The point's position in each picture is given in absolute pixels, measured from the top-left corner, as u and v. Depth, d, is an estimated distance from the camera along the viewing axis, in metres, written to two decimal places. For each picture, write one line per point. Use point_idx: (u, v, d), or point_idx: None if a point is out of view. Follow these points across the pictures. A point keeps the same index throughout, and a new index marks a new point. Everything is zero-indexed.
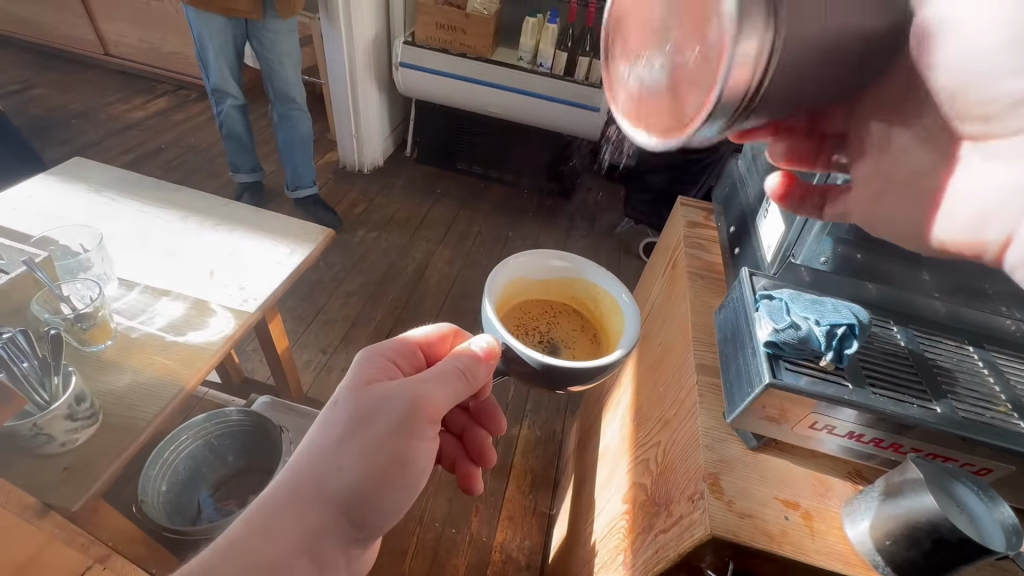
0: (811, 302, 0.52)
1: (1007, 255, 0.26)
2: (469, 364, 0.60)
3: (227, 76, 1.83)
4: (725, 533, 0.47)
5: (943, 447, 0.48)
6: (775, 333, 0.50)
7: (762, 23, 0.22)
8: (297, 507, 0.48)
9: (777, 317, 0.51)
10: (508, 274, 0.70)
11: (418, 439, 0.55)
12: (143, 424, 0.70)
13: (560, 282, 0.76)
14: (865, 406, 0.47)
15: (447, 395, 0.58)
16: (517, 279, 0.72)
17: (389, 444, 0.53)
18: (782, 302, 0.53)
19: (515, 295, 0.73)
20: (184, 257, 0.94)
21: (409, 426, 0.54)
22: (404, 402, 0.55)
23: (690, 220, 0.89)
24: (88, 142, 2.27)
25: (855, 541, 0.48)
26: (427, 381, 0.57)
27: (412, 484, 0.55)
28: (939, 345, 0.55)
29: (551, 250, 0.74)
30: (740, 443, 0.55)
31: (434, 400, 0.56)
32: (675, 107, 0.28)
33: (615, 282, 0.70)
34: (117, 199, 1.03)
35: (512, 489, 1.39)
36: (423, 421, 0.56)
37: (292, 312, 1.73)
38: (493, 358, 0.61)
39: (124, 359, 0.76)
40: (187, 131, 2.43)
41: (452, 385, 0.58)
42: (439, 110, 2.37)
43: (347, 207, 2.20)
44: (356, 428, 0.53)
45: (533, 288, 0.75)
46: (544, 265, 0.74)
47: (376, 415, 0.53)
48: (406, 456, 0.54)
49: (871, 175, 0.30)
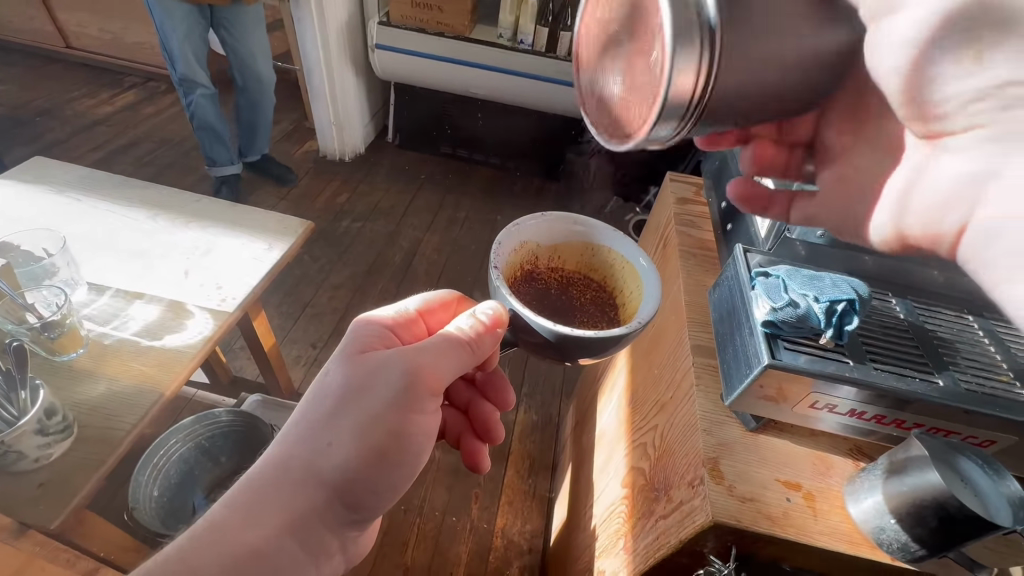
0: (810, 277, 0.49)
1: (961, 246, 0.32)
2: (472, 335, 0.56)
3: (193, 63, 1.76)
4: (725, 518, 0.46)
5: (944, 421, 0.47)
6: (773, 312, 0.47)
7: (696, 45, 0.29)
8: (284, 485, 0.47)
9: (774, 295, 0.48)
10: (517, 238, 0.62)
11: (416, 412, 0.52)
12: (122, 434, 0.66)
13: (570, 249, 0.68)
14: (866, 384, 0.46)
15: (449, 366, 0.54)
16: (528, 243, 0.64)
17: (384, 420, 0.50)
18: (779, 278, 0.50)
19: (526, 261, 0.65)
20: (159, 255, 0.90)
21: (406, 399, 0.52)
22: (399, 373, 0.52)
23: (680, 197, 0.86)
24: (55, 141, 2.18)
25: (858, 520, 0.47)
26: (427, 351, 0.54)
27: (411, 460, 0.53)
28: (939, 316, 0.54)
29: (567, 213, 0.67)
30: (739, 426, 0.54)
31: (434, 369, 0.53)
32: (634, 114, 0.36)
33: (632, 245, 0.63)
34: (80, 199, 0.98)
35: (510, 474, 1.39)
36: (421, 394, 0.52)
37: (278, 308, 1.70)
38: (499, 326, 0.56)
39: (98, 367, 0.73)
40: (159, 125, 2.35)
41: (455, 356, 0.55)
42: (419, 93, 2.32)
43: (330, 197, 2.15)
44: (349, 402, 0.50)
45: (543, 255, 0.67)
46: (565, 229, 0.66)
47: (368, 388, 0.51)
48: (405, 431, 0.51)
49: (833, 179, 0.42)
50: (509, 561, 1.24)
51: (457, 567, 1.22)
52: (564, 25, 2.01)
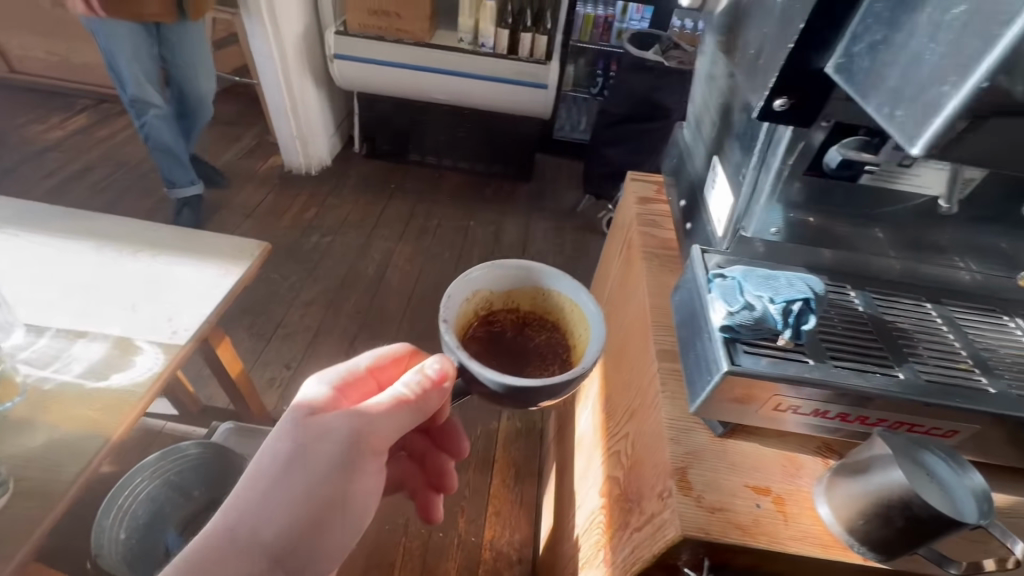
0: (764, 276, 0.47)
1: None
2: (414, 393, 0.52)
3: (144, 84, 1.70)
4: (694, 532, 0.45)
5: (908, 414, 0.46)
6: (730, 316, 0.45)
7: None
8: (224, 555, 0.44)
9: (730, 298, 0.46)
10: (465, 288, 0.56)
11: (357, 475, 0.50)
12: (65, 486, 0.62)
13: (522, 292, 0.62)
14: (827, 384, 0.45)
15: (398, 425, 0.52)
16: (482, 292, 0.59)
17: (323, 485, 0.48)
18: (734, 280, 0.47)
19: (478, 310, 0.59)
20: (104, 289, 0.85)
21: (347, 464, 0.49)
22: (346, 433, 0.49)
23: (641, 196, 0.85)
24: (3, 170, 2.08)
25: (828, 522, 0.46)
26: (375, 409, 0.51)
27: (353, 524, 0.51)
28: (897, 306, 0.53)
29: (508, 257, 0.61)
30: (706, 432, 0.52)
31: (376, 431, 0.50)
32: None
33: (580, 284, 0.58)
34: (17, 233, 0.92)
35: (496, 483, 1.37)
36: (360, 456, 0.50)
37: (248, 331, 1.65)
38: (447, 379, 0.51)
39: (38, 416, 0.68)
40: (113, 148, 2.26)
41: (397, 415, 0.52)
42: (383, 101, 2.29)
43: (298, 212, 2.10)
44: (294, 465, 0.48)
45: (497, 300, 0.61)
46: (508, 273, 0.60)
47: (307, 455, 0.48)
48: (345, 495, 0.49)
49: None
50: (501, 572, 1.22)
51: None
52: (525, 26, 2.03)
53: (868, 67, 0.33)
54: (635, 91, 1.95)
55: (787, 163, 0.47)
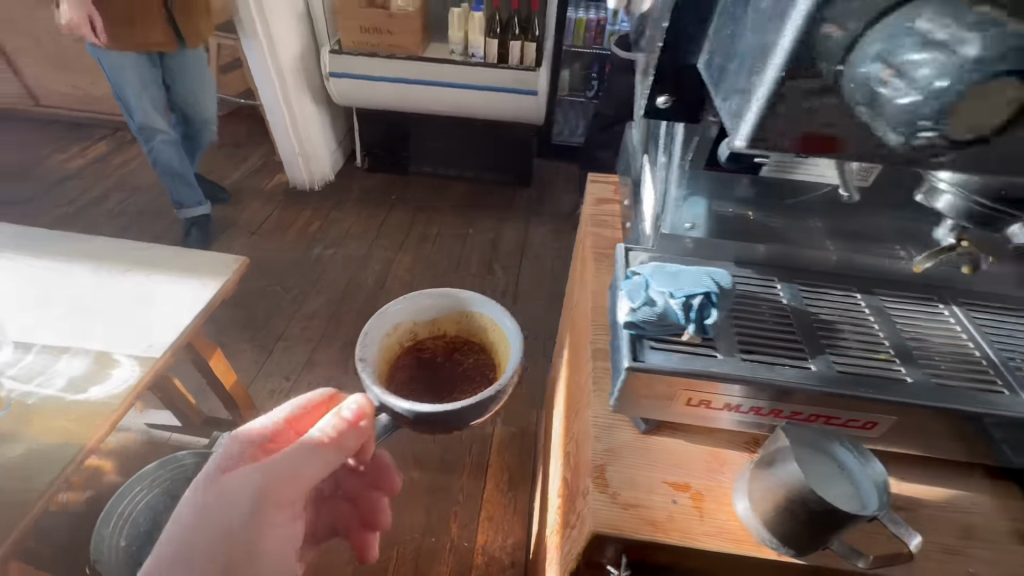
0: (670, 272, 0.47)
1: None
2: (333, 433, 0.53)
3: (151, 112, 1.79)
4: (606, 528, 0.45)
5: (824, 407, 0.46)
6: (632, 313, 0.45)
7: None
8: None
9: (634, 294, 0.46)
10: (388, 324, 0.69)
11: (271, 526, 0.47)
12: (39, 493, 0.67)
13: (443, 319, 0.75)
14: (735, 378, 0.44)
15: (315, 473, 0.51)
16: (403, 323, 0.71)
17: (233, 538, 0.46)
18: (642, 277, 0.47)
19: (405, 338, 0.73)
20: (89, 308, 0.90)
21: (259, 515, 0.47)
22: (256, 488, 0.47)
23: (598, 197, 0.86)
24: (28, 200, 2.20)
25: (743, 516, 0.46)
26: (289, 459, 0.49)
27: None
28: (825, 298, 0.53)
29: (424, 291, 0.73)
30: (631, 429, 0.52)
31: (291, 477, 0.49)
32: None
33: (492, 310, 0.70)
34: (12, 258, 0.97)
35: (489, 487, 1.37)
36: (275, 504, 0.48)
37: (252, 344, 1.70)
38: (364, 418, 0.56)
39: (19, 428, 0.73)
40: (129, 174, 2.37)
41: (315, 459, 0.51)
42: (379, 115, 2.34)
43: (301, 227, 2.16)
44: (201, 527, 0.46)
45: (422, 328, 0.74)
46: (424, 306, 0.72)
47: (216, 508, 0.46)
48: (256, 549, 0.46)
49: None
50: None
51: None
52: (513, 34, 2.08)
53: (721, 68, 0.36)
54: (624, 92, 1.96)
55: (686, 156, 0.53)
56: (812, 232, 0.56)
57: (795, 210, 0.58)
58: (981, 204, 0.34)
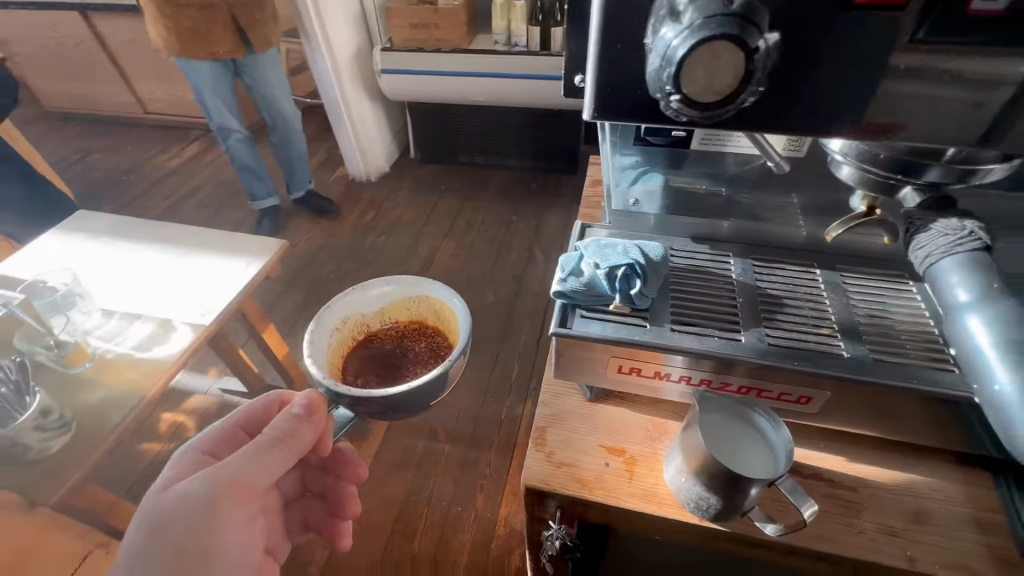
0: (605, 245, 0.50)
1: None
2: (282, 434, 0.52)
3: (225, 113, 2.00)
4: (536, 483, 0.48)
5: (755, 379, 0.46)
6: (562, 283, 0.48)
7: None
8: None
9: (567, 265, 0.49)
10: (341, 317, 0.81)
11: (227, 528, 0.47)
12: (109, 429, 0.82)
13: (392, 307, 0.88)
14: (661, 346, 0.46)
15: (269, 469, 0.51)
16: (353, 317, 0.84)
17: (186, 551, 0.45)
18: (578, 251, 0.51)
19: (357, 327, 0.86)
20: (157, 283, 1.05)
21: (213, 517, 0.47)
22: (208, 488, 0.47)
23: (595, 179, 0.87)
24: (135, 194, 2.52)
25: (670, 484, 0.47)
26: (242, 456, 0.50)
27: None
28: (778, 273, 0.52)
29: (374, 283, 0.85)
30: (579, 397, 0.55)
31: (242, 479, 0.49)
32: None
33: (439, 294, 0.84)
34: (103, 239, 1.14)
35: (515, 465, 1.34)
36: (227, 508, 0.47)
37: (310, 322, 1.87)
38: (316, 411, 0.56)
39: (100, 377, 0.89)
40: (215, 170, 2.66)
41: (268, 456, 0.51)
42: (429, 109, 2.44)
43: (357, 216, 2.32)
44: (157, 535, 0.45)
45: (372, 317, 0.87)
46: (374, 296, 0.86)
47: (166, 523, 0.45)
48: (213, 554, 0.46)
49: None
50: (513, 550, 1.20)
51: (460, 554, 1.20)
52: (555, 20, 2.06)
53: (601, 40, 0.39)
54: None
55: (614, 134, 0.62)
56: (784, 207, 0.56)
57: (765, 188, 0.57)
58: (874, 173, 0.38)
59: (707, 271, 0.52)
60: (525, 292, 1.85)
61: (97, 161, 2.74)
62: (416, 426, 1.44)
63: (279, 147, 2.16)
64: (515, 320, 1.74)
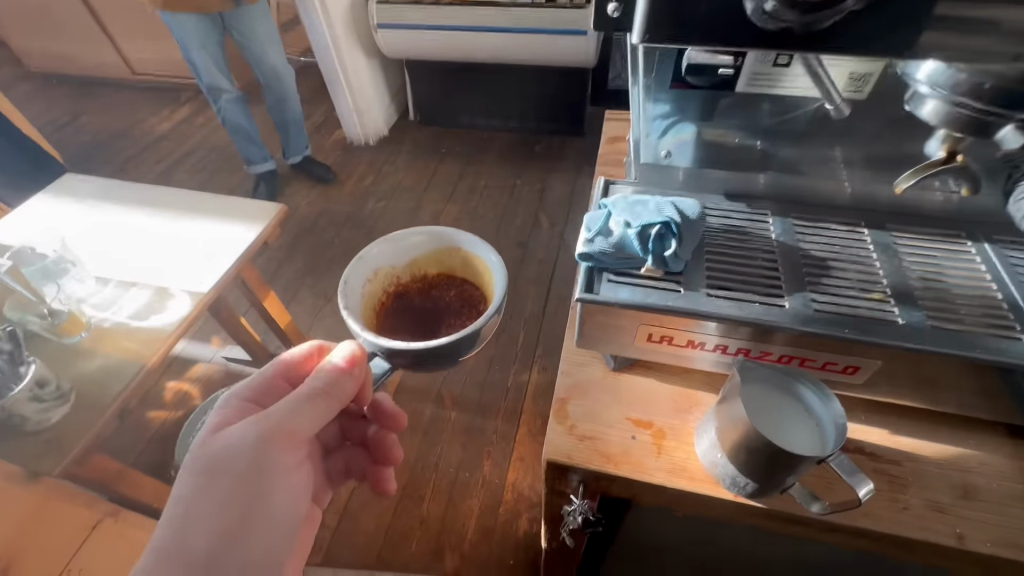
0: (635, 202, 0.46)
1: None
2: (325, 384, 0.50)
3: (215, 71, 1.90)
4: (559, 457, 0.46)
5: (798, 347, 0.42)
6: (588, 244, 0.44)
7: None
8: None
9: (593, 224, 0.45)
10: (369, 268, 0.70)
11: (274, 474, 0.47)
12: (109, 399, 0.80)
13: (424, 258, 0.76)
14: (697, 313, 0.42)
15: (312, 420, 0.49)
16: (382, 268, 0.73)
17: (237, 496, 0.45)
18: (605, 208, 0.46)
19: (387, 280, 0.74)
20: (152, 249, 1.00)
21: (261, 464, 0.46)
22: (254, 437, 0.46)
23: (612, 136, 0.82)
24: (127, 159, 2.44)
25: (703, 457, 0.44)
26: (285, 407, 0.48)
27: (282, 528, 0.47)
28: (822, 233, 0.47)
29: (405, 230, 0.73)
30: (601, 366, 0.52)
31: (287, 427, 0.48)
32: None
33: (479, 245, 0.72)
34: (93, 204, 1.09)
35: (522, 432, 1.35)
36: (273, 456, 0.47)
37: (311, 290, 1.83)
38: (357, 363, 0.53)
39: (97, 346, 0.86)
40: (209, 133, 2.56)
41: (311, 407, 0.49)
42: (429, 67, 2.33)
43: (356, 181, 2.25)
44: (208, 480, 0.44)
45: (402, 268, 0.76)
46: (406, 243, 0.74)
47: (216, 469, 0.45)
48: (262, 500, 0.46)
49: None
50: (520, 513, 1.22)
51: (469, 519, 1.21)
52: None
53: None
54: None
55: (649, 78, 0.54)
56: (827, 161, 0.52)
57: (807, 138, 0.53)
58: (965, 107, 0.34)
59: (744, 231, 0.48)
60: (530, 259, 1.81)
61: (84, 124, 2.63)
62: (421, 392, 1.43)
63: (274, 107, 2.05)
64: (520, 288, 1.70)
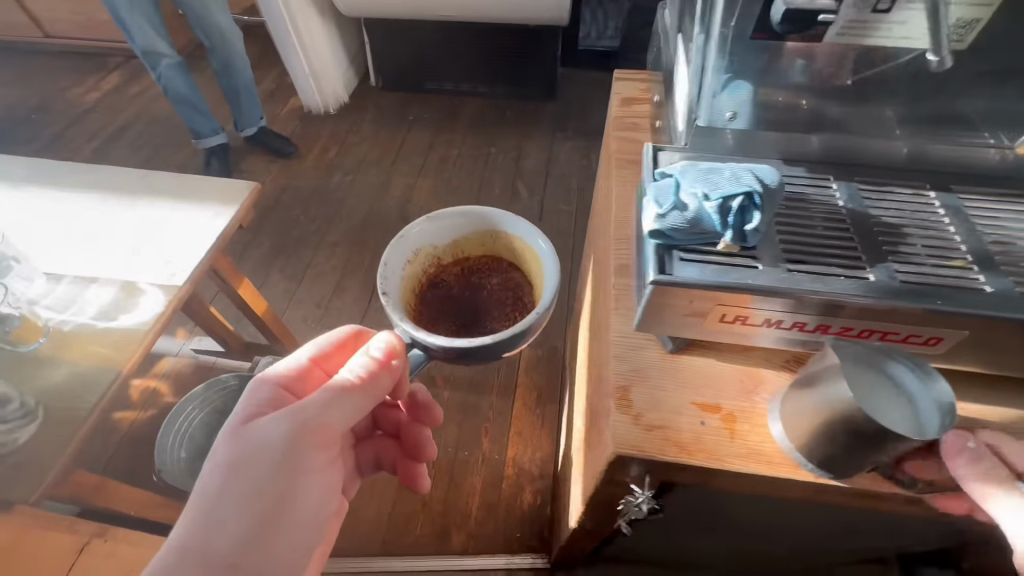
0: (706, 170, 0.42)
1: None
2: (363, 376, 0.48)
3: (151, 34, 1.69)
4: (629, 449, 0.43)
5: (884, 322, 0.40)
6: (660, 220, 0.40)
7: None
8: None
9: (662, 199, 0.41)
10: (406, 250, 0.65)
11: (306, 472, 0.45)
12: (84, 413, 0.72)
13: (468, 241, 0.70)
14: (782, 291, 0.39)
15: (346, 416, 0.47)
16: (423, 249, 0.67)
17: (266, 492, 0.42)
18: (672, 178, 0.43)
19: (428, 264, 0.69)
20: (109, 238, 0.88)
21: (293, 460, 0.44)
22: (287, 431, 0.44)
23: (624, 97, 0.76)
24: (52, 135, 2.17)
25: (780, 440, 0.43)
26: (321, 401, 0.45)
27: (309, 524, 0.45)
28: (890, 198, 0.45)
29: (447, 210, 0.68)
30: (657, 348, 0.49)
31: (320, 422, 0.45)
32: None
33: (529, 229, 0.65)
34: (29, 189, 0.94)
35: (518, 407, 1.30)
36: (305, 452, 0.44)
37: (282, 273, 1.71)
38: (396, 357, 0.50)
39: (61, 353, 0.77)
40: (146, 104, 2.31)
41: (348, 403, 0.47)
42: (390, 26, 2.16)
43: (319, 153, 2.09)
44: (236, 473, 0.42)
45: (444, 251, 0.70)
46: (447, 226, 0.68)
47: (245, 463, 0.42)
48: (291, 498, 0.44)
49: None
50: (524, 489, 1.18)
51: (472, 498, 1.17)
52: None
53: None
54: None
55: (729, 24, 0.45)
56: (880, 120, 0.51)
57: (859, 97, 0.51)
58: None
59: (811, 199, 0.45)
60: None
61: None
62: None
63: (222, 72, 1.86)
64: None
